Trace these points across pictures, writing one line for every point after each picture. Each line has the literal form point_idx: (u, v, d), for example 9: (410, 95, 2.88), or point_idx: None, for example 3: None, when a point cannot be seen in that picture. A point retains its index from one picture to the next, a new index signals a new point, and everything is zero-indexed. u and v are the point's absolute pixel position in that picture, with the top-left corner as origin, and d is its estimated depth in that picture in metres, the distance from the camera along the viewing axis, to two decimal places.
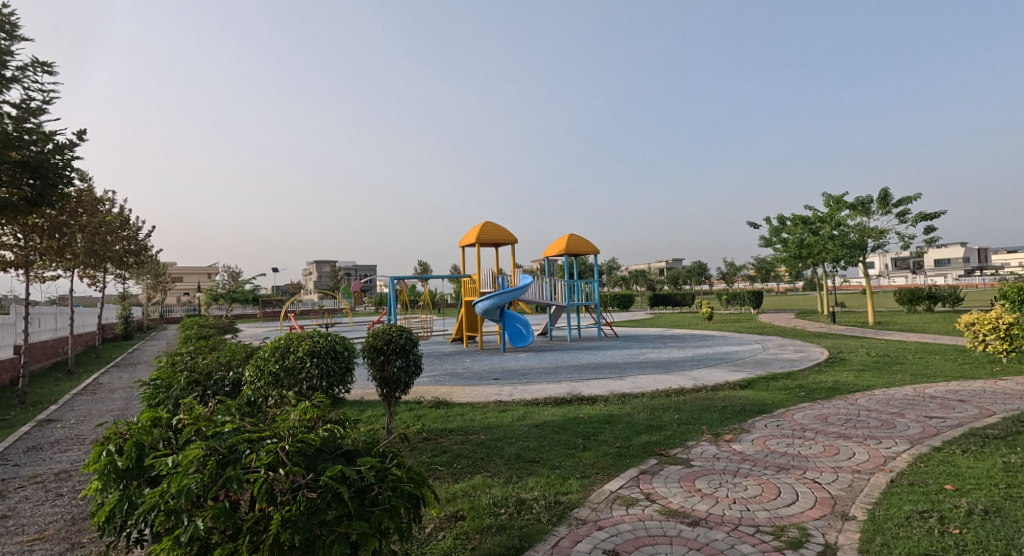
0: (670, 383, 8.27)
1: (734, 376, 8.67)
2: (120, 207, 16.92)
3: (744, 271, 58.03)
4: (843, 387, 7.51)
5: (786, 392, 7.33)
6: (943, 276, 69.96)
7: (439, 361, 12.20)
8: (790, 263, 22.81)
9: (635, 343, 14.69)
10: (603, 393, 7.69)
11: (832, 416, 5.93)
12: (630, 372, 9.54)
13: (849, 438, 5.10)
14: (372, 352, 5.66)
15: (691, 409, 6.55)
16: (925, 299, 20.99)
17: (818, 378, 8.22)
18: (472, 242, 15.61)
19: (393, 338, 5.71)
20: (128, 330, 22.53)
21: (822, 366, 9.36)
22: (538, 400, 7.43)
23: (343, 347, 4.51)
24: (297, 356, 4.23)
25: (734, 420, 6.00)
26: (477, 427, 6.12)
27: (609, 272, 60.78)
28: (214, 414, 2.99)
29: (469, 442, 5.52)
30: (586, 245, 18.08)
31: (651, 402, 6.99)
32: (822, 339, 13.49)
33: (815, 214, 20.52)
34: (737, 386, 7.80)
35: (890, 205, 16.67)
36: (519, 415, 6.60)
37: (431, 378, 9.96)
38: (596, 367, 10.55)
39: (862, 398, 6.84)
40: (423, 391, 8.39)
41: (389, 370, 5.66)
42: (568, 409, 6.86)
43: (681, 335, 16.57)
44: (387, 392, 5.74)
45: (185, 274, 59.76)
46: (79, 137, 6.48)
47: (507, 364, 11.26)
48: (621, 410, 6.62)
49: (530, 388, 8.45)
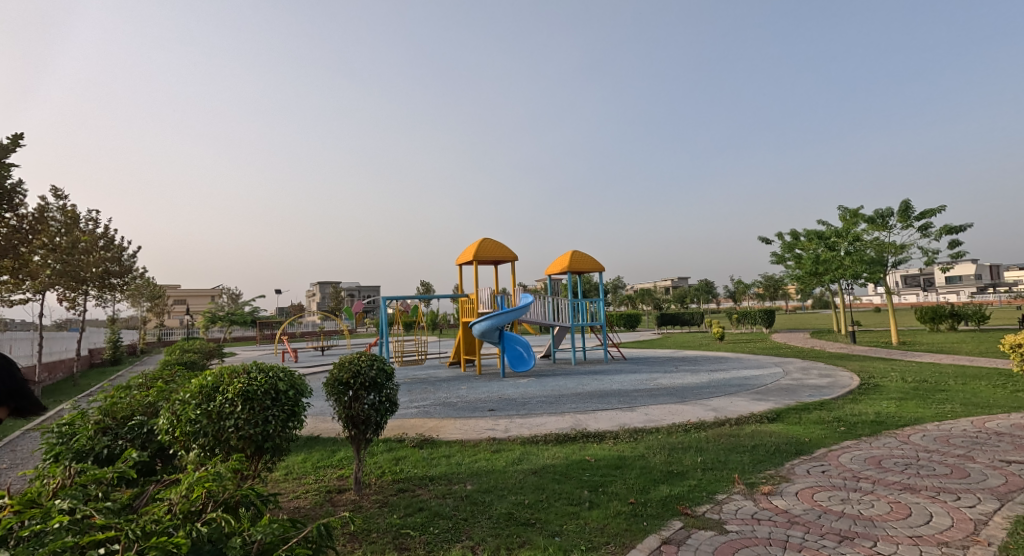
0: (688, 415, 7.30)
1: (758, 405, 7.68)
2: (104, 227, 16.51)
3: (753, 289, 56.83)
4: (888, 420, 6.51)
5: (823, 427, 6.33)
6: (954, 292, 68.37)
7: (432, 388, 11.27)
8: (804, 280, 21.80)
9: (644, 367, 13.71)
10: (612, 429, 6.72)
11: (886, 460, 4.97)
12: (641, 402, 8.55)
13: (918, 493, 4.13)
14: (338, 387, 4.76)
15: (716, 449, 5.58)
16: (948, 317, 19.85)
17: (856, 409, 7.20)
18: (470, 259, 14.77)
19: (362, 369, 4.82)
20: (116, 355, 21.73)
21: (856, 393, 8.35)
22: (536, 437, 6.46)
23: (287, 385, 3.59)
24: (223, 399, 3.33)
25: (769, 465, 5.03)
26: (464, 473, 5.18)
27: (614, 292, 59.70)
28: (60, 492, 2.11)
29: (451, 496, 4.59)
30: (590, 262, 17.20)
31: (668, 441, 6.04)
32: (848, 362, 12.43)
33: (829, 228, 19.59)
34: (764, 419, 6.82)
35: (911, 218, 15.70)
36: (514, 458, 5.65)
37: (420, 408, 9.00)
38: (602, 394, 9.59)
39: (915, 434, 5.85)
40: (408, 425, 7.46)
41: (358, 407, 4.75)
42: (571, 450, 5.89)
43: (693, 358, 15.55)
44: (356, 432, 4.83)
45: (186, 296, 59.29)
46: (14, 141, 5.78)
47: (506, 392, 10.31)
48: (633, 452, 5.66)
49: (528, 421, 7.48)
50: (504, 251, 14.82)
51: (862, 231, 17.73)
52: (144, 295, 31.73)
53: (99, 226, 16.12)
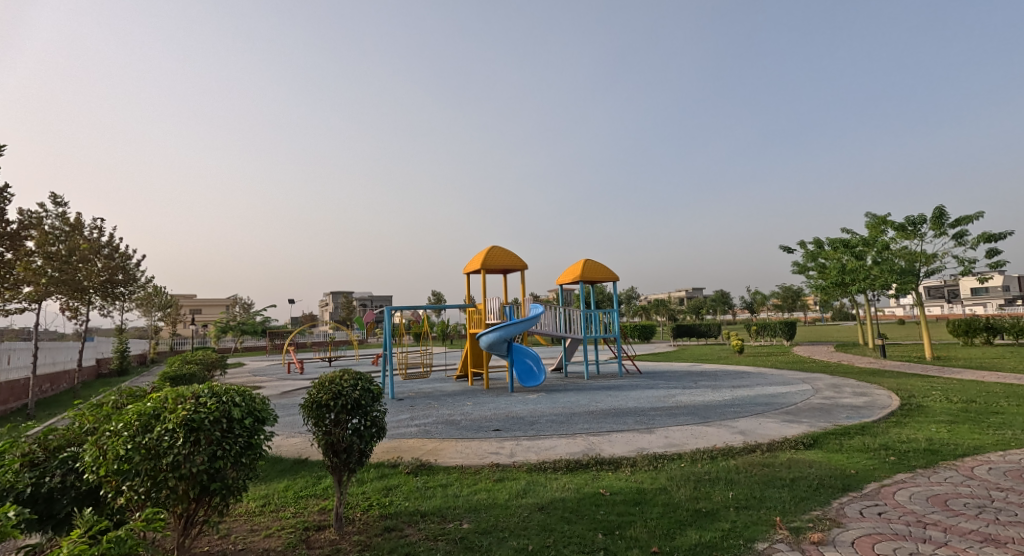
0: (713, 439, 6.59)
1: (791, 428, 6.93)
2: (109, 235, 16.45)
3: (771, 299, 55.53)
4: (944, 449, 5.74)
5: (870, 457, 5.58)
6: (980, 303, 66.12)
7: (436, 404, 10.66)
8: (828, 292, 20.85)
9: (661, 382, 12.96)
10: (628, 455, 6.04)
11: (954, 500, 4.24)
12: (660, 423, 7.83)
13: (1003, 546, 3.42)
14: (315, 409, 4.20)
15: (749, 482, 4.87)
16: (983, 331, 18.74)
17: (904, 434, 6.42)
18: (477, 268, 14.19)
19: (343, 391, 4.24)
20: (122, 365, 21.57)
21: (899, 415, 7.56)
22: (545, 463, 5.81)
23: (243, 413, 2.99)
24: (162, 430, 2.71)
25: (813, 504, 4.32)
26: (460, 509, 4.55)
27: (627, 301, 58.75)
28: None
29: (444, 539, 3.96)
30: (604, 271, 16.50)
31: (693, 470, 5.36)
32: (882, 379, 11.54)
33: (855, 236, 18.66)
34: (800, 445, 6.10)
35: (946, 226, 14.78)
36: (518, 489, 5.00)
37: (420, 427, 8.38)
38: (617, 413, 8.88)
39: (980, 467, 5.08)
40: (405, 447, 6.85)
41: (340, 432, 4.18)
42: (583, 480, 5.22)
43: (713, 372, 14.74)
44: (336, 461, 4.23)
45: (201, 306, 59.65)
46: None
47: (513, 409, 9.65)
48: (654, 484, 5.00)
49: (536, 443, 6.82)
50: (515, 260, 14.24)
51: (890, 239, 16.83)
52: (156, 304, 31.68)
53: (103, 234, 16.14)
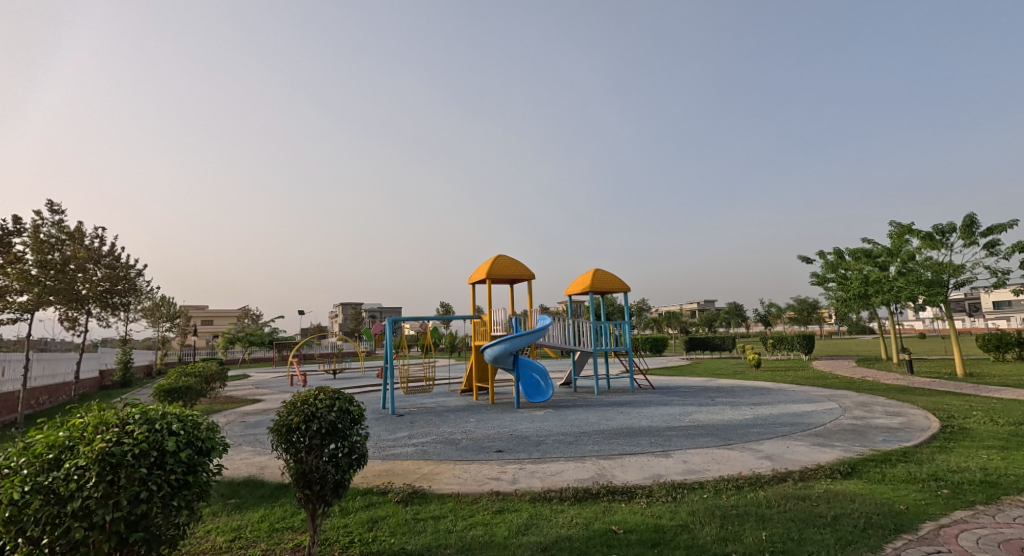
0: (737, 465, 5.96)
1: (824, 453, 6.26)
2: (111, 244, 16.21)
3: (787, 312, 54.18)
4: (1005, 481, 5.05)
5: (919, 489, 4.92)
6: (1005, 318, 64.07)
7: (438, 421, 10.08)
8: (849, 304, 20.01)
9: (676, 398, 12.25)
10: (644, 483, 5.41)
11: None
12: (677, 445, 7.20)
13: None
14: (285, 434, 3.68)
15: (782, 520, 4.24)
16: (1016, 346, 17.75)
17: (953, 461, 5.73)
18: (482, 278, 13.69)
19: (317, 413, 3.69)
20: (126, 377, 21.28)
21: (942, 439, 6.84)
22: (550, 491, 5.21)
23: (180, 443, 2.45)
24: (72, 466, 2.22)
25: (863, 548, 3.69)
26: (452, 549, 3.98)
27: (638, 315, 57.73)
28: None
29: None
30: (615, 281, 15.89)
31: (719, 503, 4.73)
32: (915, 397, 10.76)
33: (878, 246, 17.87)
34: (837, 473, 5.45)
35: (977, 234, 14.00)
36: (519, 525, 4.40)
37: (418, 447, 7.82)
38: (630, 433, 8.24)
39: None
40: (398, 471, 6.28)
41: (313, 460, 3.66)
42: (592, 514, 4.62)
43: (730, 388, 14.01)
44: (308, 494, 3.70)
45: (212, 317, 59.76)
46: None
47: (519, 428, 9.03)
48: (675, 520, 4.39)
49: (541, 468, 6.22)
50: (521, 269, 13.73)
51: (915, 249, 16.04)
52: (165, 314, 31.46)
53: (105, 243, 15.94)
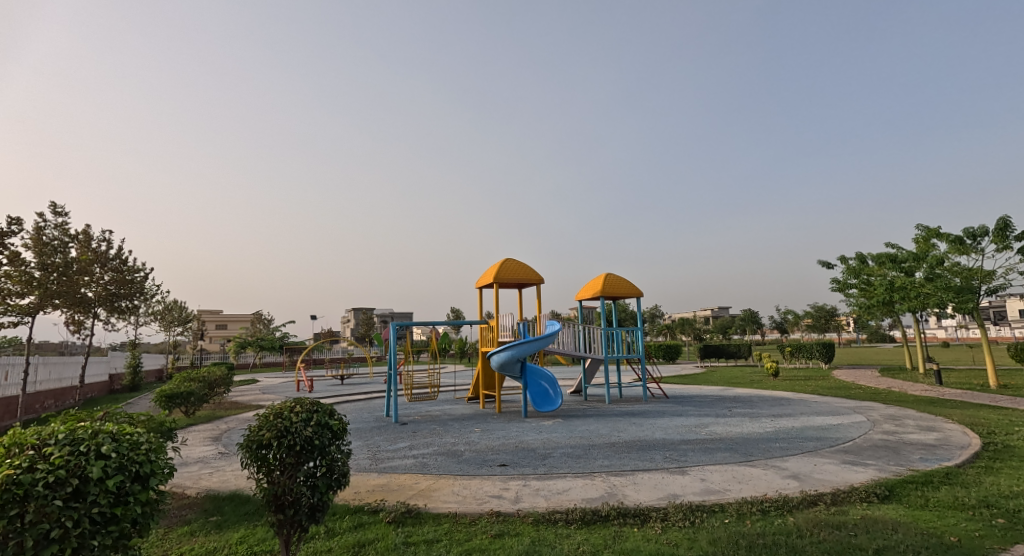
0: (760, 485, 5.46)
1: (856, 473, 5.73)
2: (118, 247, 16.08)
3: (804, 319, 52.91)
4: None
5: (969, 517, 4.39)
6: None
7: (441, 430, 9.66)
8: (872, 311, 19.24)
9: (691, 409, 11.69)
10: (658, 504, 4.93)
11: None
12: (694, 460, 6.71)
13: None
14: (256, 451, 3.29)
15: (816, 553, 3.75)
16: None
17: (1003, 485, 5.16)
18: (489, 282, 13.28)
19: (292, 429, 3.29)
20: (134, 381, 21.20)
21: (987, 459, 6.25)
22: (555, 513, 4.76)
23: (110, 470, 2.05)
24: None
25: None
26: None
27: (652, 320, 56.92)
28: None
29: None
30: (627, 286, 15.37)
31: (743, 530, 4.24)
32: (948, 410, 10.10)
33: (904, 250, 17.14)
34: (874, 497, 4.92)
35: (1011, 238, 13.28)
36: (518, 552, 3.96)
37: (418, 459, 7.40)
38: (642, 446, 7.74)
39: None
40: (394, 486, 5.86)
41: (286, 481, 3.27)
42: (601, 541, 4.17)
43: (747, 398, 13.40)
44: (281, 518, 3.31)
45: (226, 321, 60.18)
46: None
47: (525, 439, 8.58)
48: (693, 549, 3.91)
49: (547, 485, 5.76)
50: (529, 273, 13.30)
51: (944, 254, 15.30)
52: (177, 318, 31.56)
53: (112, 247, 15.83)
